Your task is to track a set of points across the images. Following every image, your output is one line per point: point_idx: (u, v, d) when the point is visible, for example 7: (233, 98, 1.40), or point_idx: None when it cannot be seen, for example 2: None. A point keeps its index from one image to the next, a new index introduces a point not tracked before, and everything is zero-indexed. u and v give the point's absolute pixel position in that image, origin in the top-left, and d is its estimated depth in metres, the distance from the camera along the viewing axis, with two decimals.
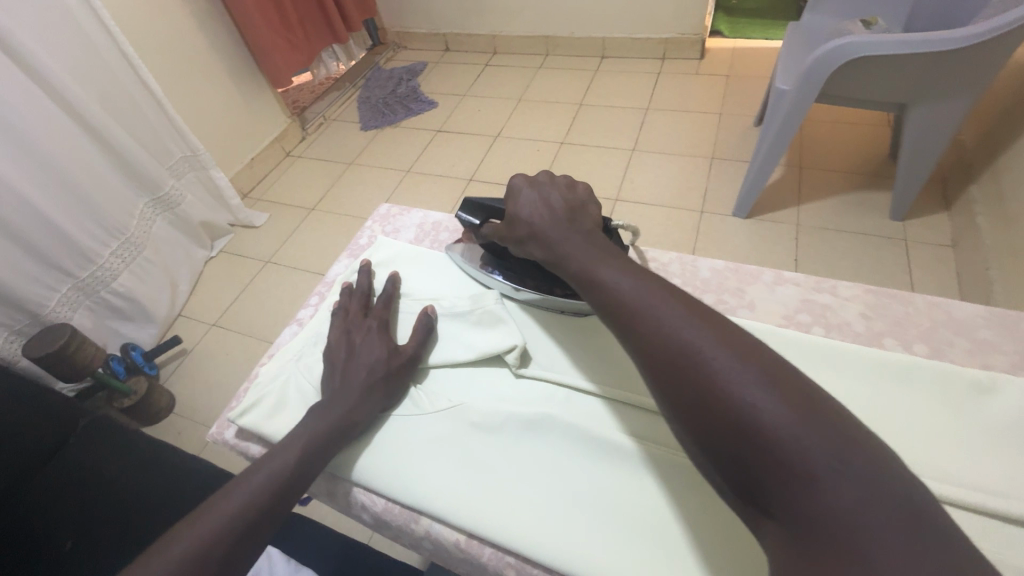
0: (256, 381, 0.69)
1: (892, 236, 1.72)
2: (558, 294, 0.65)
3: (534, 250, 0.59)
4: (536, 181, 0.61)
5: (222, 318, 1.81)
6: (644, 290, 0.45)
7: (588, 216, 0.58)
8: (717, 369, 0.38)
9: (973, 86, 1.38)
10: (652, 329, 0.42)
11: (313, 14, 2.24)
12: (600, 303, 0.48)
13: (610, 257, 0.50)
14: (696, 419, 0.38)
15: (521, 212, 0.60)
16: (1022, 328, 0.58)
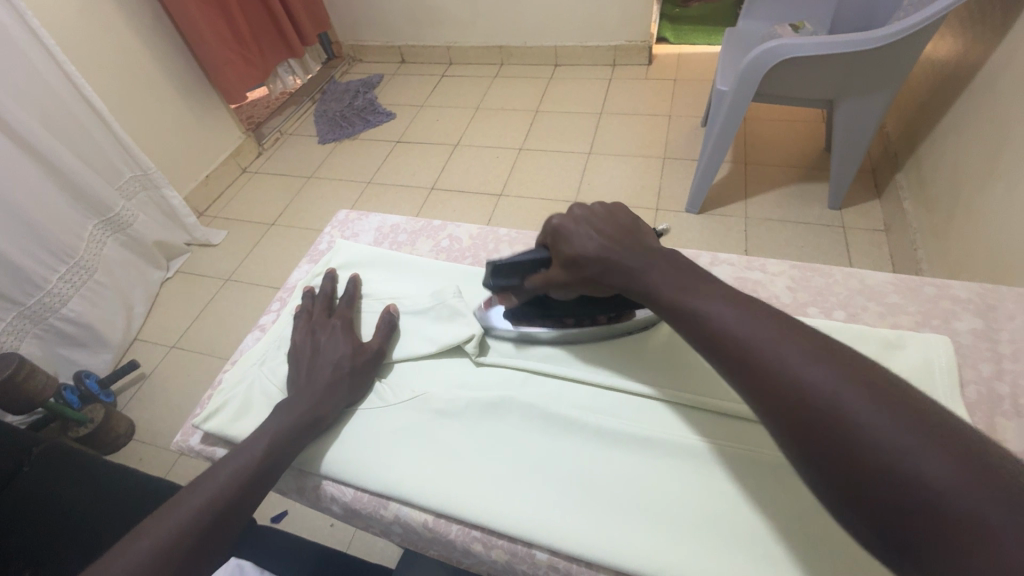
0: (220, 387, 0.70)
1: (830, 224, 1.84)
2: (603, 320, 0.65)
3: (606, 285, 0.55)
4: (587, 213, 0.57)
5: (182, 339, 1.77)
6: (752, 325, 0.44)
7: (650, 241, 0.56)
8: (849, 410, 0.37)
9: (890, 82, 1.50)
10: (767, 366, 0.42)
11: (266, 30, 2.23)
12: (702, 339, 0.47)
13: (704, 286, 0.49)
14: (828, 461, 0.38)
15: (582, 251, 0.55)
16: (925, 290, 0.66)
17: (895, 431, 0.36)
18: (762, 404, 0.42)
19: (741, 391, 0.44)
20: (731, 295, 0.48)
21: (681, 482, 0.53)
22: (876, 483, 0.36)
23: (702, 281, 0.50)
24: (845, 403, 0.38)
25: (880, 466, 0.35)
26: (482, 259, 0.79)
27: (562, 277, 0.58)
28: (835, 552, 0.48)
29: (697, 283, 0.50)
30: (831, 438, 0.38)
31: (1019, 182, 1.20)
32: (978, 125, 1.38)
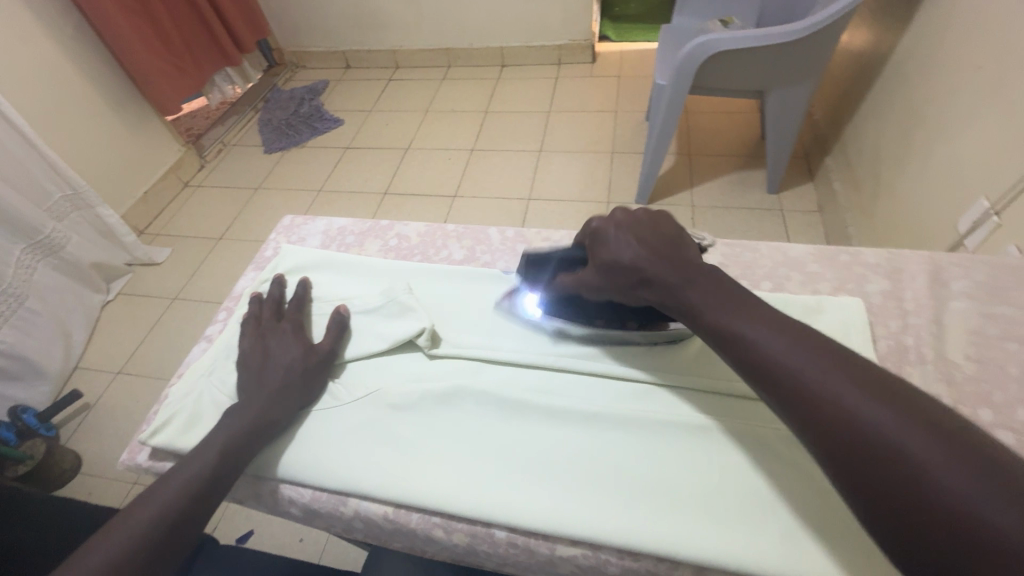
0: (166, 400, 0.68)
1: (769, 207, 1.94)
2: (632, 327, 0.64)
3: (643, 296, 0.55)
4: (626, 221, 0.57)
5: (129, 364, 1.68)
6: (803, 356, 0.44)
7: (693, 253, 0.55)
8: (907, 450, 0.37)
9: (812, 71, 1.61)
10: (818, 399, 0.42)
11: (200, 38, 2.16)
12: (748, 368, 0.46)
13: (751, 310, 0.48)
14: (882, 500, 0.38)
15: (623, 257, 0.54)
16: (840, 258, 0.71)
17: (957, 477, 0.35)
18: (812, 437, 0.42)
19: (790, 422, 0.44)
20: (782, 321, 0.47)
21: (629, 452, 0.56)
22: (932, 526, 0.35)
23: (749, 305, 0.49)
24: (903, 444, 0.37)
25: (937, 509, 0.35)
26: (431, 256, 0.80)
27: (598, 280, 0.58)
28: (768, 502, 0.51)
29: (742, 306, 0.49)
30: (887, 478, 0.37)
31: (930, 158, 1.30)
32: (893, 108, 1.49)
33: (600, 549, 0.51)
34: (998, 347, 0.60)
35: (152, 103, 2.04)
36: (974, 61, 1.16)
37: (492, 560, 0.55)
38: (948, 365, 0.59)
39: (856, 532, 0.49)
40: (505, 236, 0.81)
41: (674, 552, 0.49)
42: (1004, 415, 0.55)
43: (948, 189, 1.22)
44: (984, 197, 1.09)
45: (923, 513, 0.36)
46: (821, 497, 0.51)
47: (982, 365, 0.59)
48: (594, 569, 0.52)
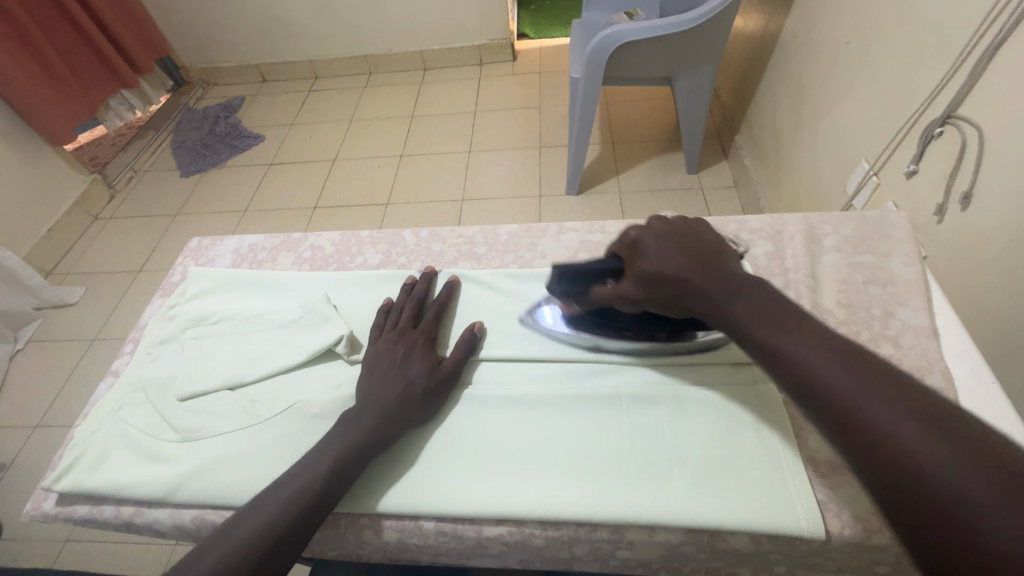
0: (72, 442, 0.65)
1: (690, 187, 2.04)
2: (661, 338, 0.62)
3: (676, 302, 0.53)
4: (666, 231, 0.56)
5: (47, 415, 1.56)
6: (853, 376, 0.41)
7: (738, 269, 0.53)
8: (966, 485, 0.34)
9: (710, 55, 1.71)
10: (866, 423, 0.39)
11: (87, 61, 2.02)
12: (793, 387, 0.44)
13: (800, 328, 0.45)
14: (930, 535, 0.35)
15: (664, 264, 0.53)
16: (730, 227, 0.77)
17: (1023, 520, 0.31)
18: (856, 460, 0.39)
19: (834, 446, 0.41)
20: (832, 342, 0.44)
21: (548, 430, 0.59)
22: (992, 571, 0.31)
23: (796, 322, 0.46)
24: (960, 477, 0.34)
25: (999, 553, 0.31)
26: (347, 263, 0.80)
27: (634, 290, 0.56)
28: (672, 456, 0.55)
29: (792, 323, 0.46)
30: (941, 514, 0.34)
31: (818, 129, 1.42)
32: (785, 86, 1.61)
33: (523, 524, 0.53)
34: (863, 292, 0.67)
35: (42, 133, 1.89)
36: (843, 37, 1.27)
37: (426, 550, 0.56)
38: (825, 312, 0.66)
39: (758, 474, 0.53)
40: (419, 237, 0.82)
41: (590, 514, 0.52)
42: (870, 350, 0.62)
43: (835, 156, 1.34)
44: (864, 159, 1.19)
45: (949, 529, 0.34)
46: (732, 450, 0.55)
47: (850, 309, 0.66)
48: (521, 543, 0.54)
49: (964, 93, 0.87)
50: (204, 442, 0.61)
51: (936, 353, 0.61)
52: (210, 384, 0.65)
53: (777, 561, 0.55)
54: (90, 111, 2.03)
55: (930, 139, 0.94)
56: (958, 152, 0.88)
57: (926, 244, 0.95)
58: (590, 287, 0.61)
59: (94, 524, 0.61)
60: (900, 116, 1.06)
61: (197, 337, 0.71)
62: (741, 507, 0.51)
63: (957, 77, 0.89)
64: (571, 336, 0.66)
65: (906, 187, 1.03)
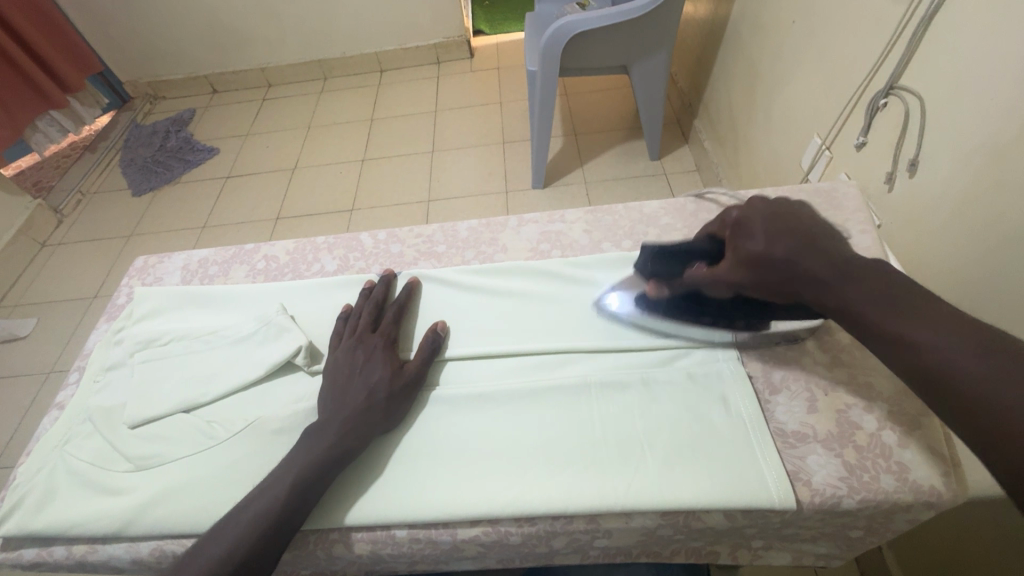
0: (15, 482, 0.61)
1: (655, 173, 2.05)
2: (739, 326, 0.60)
3: (788, 291, 0.50)
4: (769, 212, 0.52)
5: (3, 457, 1.47)
6: (993, 363, 0.37)
7: (847, 249, 0.49)
8: None
9: (663, 41, 1.72)
10: (1007, 413, 0.35)
11: (10, 83, 1.92)
12: (918, 376, 0.41)
13: (924, 311, 0.42)
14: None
15: (773, 248, 0.49)
16: (689, 208, 0.77)
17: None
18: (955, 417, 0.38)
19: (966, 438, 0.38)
20: (969, 326, 0.40)
21: (519, 425, 0.58)
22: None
23: (922, 305, 0.42)
24: None
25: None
26: (303, 271, 0.78)
27: (735, 274, 0.53)
28: (643, 441, 0.55)
29: (915, 307, 0.42)
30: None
31: (772, 108, 1.44)
32: (737, 67, 1.64)
33: (499, 523, 0.52)
34: None
35: None
36: (788, 16, 1.29)
37: (401, 559, 0.54)
38: None
39: (731, 452, 0.53)
40: (377, 239, 0.80)
41: (565, 506, 0.51)
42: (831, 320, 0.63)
43: (789, 134, 1.36)
44: (817, 134, 1.21)
45: None
46: (702, 428, 0.55)
47: None
48: (497, 542, 0.53)
49: (905, 63, 0.89)
50: (158, 470, 0.58)
51: None
52: (162, 408, 0.62)
53: (753, 534, 0.55)
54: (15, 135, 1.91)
55: (875, 110, 0.96)
56: (903, 121, 0.91)
57: (879, 213, 0.97)
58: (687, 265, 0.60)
59: (44, 568, 0.57)
60: (847, 90, 1.08)
61: (145, 360, 0.67)
62: (714, 484, 0.51)
63: (897, 48, 0.91)
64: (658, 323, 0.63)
65: (857, 159, 1.05)
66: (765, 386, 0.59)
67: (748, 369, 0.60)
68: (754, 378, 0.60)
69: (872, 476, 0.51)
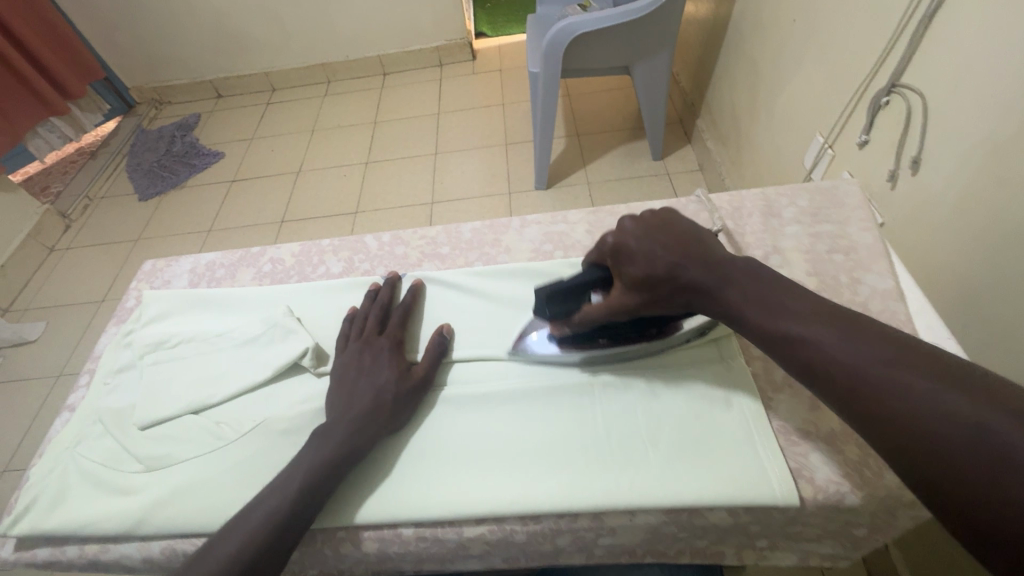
0: (27, 483, 0.62)
1: (657, 172, 2.05)
2: (653, 333, 0.61)
3: (683, 304, 0.52)
4: (642, 229, 0.54)
5: (16, 458, 1.49)
6: (857, 345, 0.40)
7: (722, 253, 0.52)
8: (937, 409, 0.35)
9: (664, 41, 1.73)
10: (881, 393, 0.38)
11: (11, 90, 1.93)
12: (804, 369, 0.43)
13: (798, 307, 0.45)
14: (963, 495, 0.33)
15: (653, 267, 0.51)
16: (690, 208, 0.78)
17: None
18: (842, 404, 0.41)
19: (854, 421, 0.40)
20: (838, 314, 0.43)
21: (522, 425, 0.58)
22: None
23: (795, 301, 0.46)
24: (926, 398, 0.36)
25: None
26: (309, 274, 0.78)
27: (629, 299, 0.54)
28: (646, 439, 0.55)
29: (791, 305, 0.46)
30: (917, 438, 0.35)
31: (774, 107, 1.44)
32: (738, 67, 1.64)
33: (504, 521, 0.53)
34: (828, 261, 0.69)
35: None
36: (789, 15, 1.29)
37: (407, 556, 0.55)
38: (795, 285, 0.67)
39: (732, 451, 0.53)
40: (382, 241, 0.81)
41: (569, 503, 0.51)
42: None
43: (791, 132, 1.36)
44: (819, 133, 1.21)
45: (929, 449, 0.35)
46: (702, 426, 0.56)
47: (819, 277, 0.67)
48: (502, 540, 0.53)
49: (906, 61, 0.89)
50: (169, 470, 0.59)
51: (903, 315, 0.62)
52: (171, 409, 0.63)
53: (757, 532, 0.56)
54: (14, 142, 1.92)
55: (878, 107, 0.96)
56: (905, 119, 0.91)
57: (882, 211, 0.98)
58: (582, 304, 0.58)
59: (58, 566, 0.58)
60: (849, 89, 1.08)
61: (154, 362, 0.68)
62: (715, 482, 0.51)
63: (898, 46, 0.91)
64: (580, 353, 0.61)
65: (860, 157, 1.05)
66: (767, 384, 0.60)
67: (751, 368, 0.61)
68: (756, 376, 0.60)
69: (874, 472, 0.51)
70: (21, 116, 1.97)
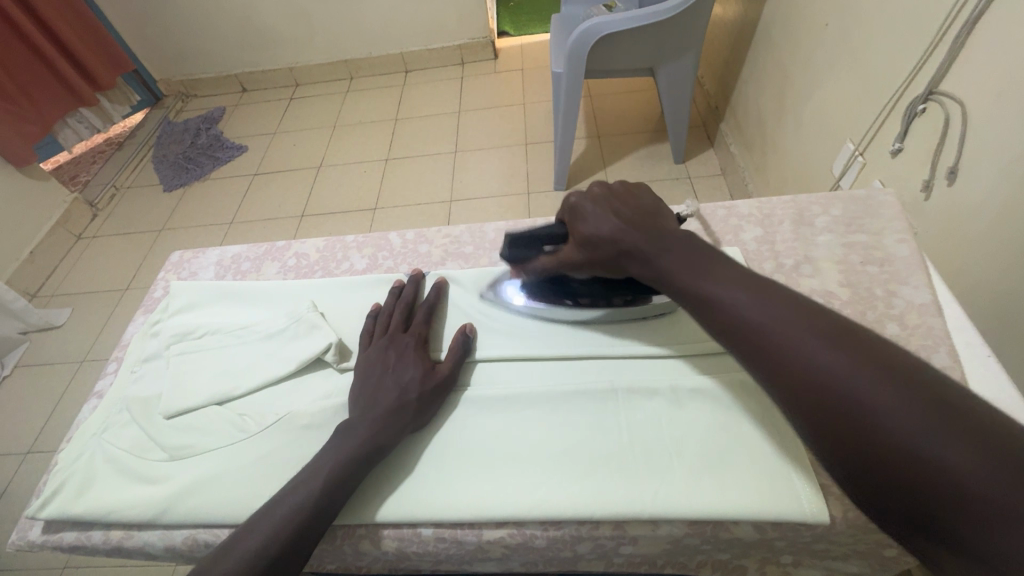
0: (55, 467, 0.63)
1: (678, 176, 2.02)
2: (618, 304, 0.65)
3: (623, 267, 0.54)
4: (602, 193, 0.57)
5: (39, 441, 1.52)
6: (768, 309, 0.42)
7: (667, 223, 0.53)
8: (837, 374, 0.37)
9: (691, 44, 1.70)
10: (786, 354, 0.40)
11: (42, 80, 1.97)
12: (721, 332, 0.44)
13: (720, 269, 0.47)
14: (842, 446, 0.37)
15: (600, 228, 0.55)
16: (718, 213, 0.77)
17: (922, 425, 0.33)
18: (753, 364, 0.42)
19: (756, 376, 0.43)
20: (753, 279, 0.45)
21: (544, 429, 0.58)
22: (915, 481, 0.33)
23: (718, 266, 0.47)
24: (832, 365, 0.38)
25: (904, 456, 0.34)
26: (333, 269, 0.79)
27: (574, 255, 0.58)
28: (671, 449, 0.54)
29: (712, 270, 0.47)
30: (825, 400, 0.37)
31: (802, 112, 1.41)
32: (766, 72, 1.61)
33: (524, 526, 0.52)
34: (862, 272, 0.67)
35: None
36: (821, 19, 1.27)
37: (425, 557, 0.55)
38: (827, 295, 0.65)
39: (761, 464, 0.52)
40: (405, 239, 0.81)
41: (592, 511, 0.51)
42: (875, 330, 0.61)
43: (819, 140, 1.33)
44: (849, 140, 1.18)
45: (834, 413, 0.37)
46: (731, 437, 0.54)
47: (852, 289, 0.66)
48: (522, 544, 0.53)
49: (945, 68, 0.87)
50: (192, 461, 0.60)
51: (940, 330, 0.60)
52: (195, 400, 0.63)
53: (782, 548, 0.54)
54: (43, 132, 1.96)
55: (913, 115, 0.94)
56: (942, 128, 0.88)
57: (915, 222, 0.95)
58: (540, 252, 0.63)
59: (82, 551, 0.59)
60: (882, 95, 1.05)
61: (179, 352, 0.69)
62: (742, 496, 0.50)
63: (937, 53, 0.89)
64: (543, 307, 0.67)
65: (892, 165, 1.03)
66: None
67: None
68: None
69: None
70: (49, 106, 2.01)
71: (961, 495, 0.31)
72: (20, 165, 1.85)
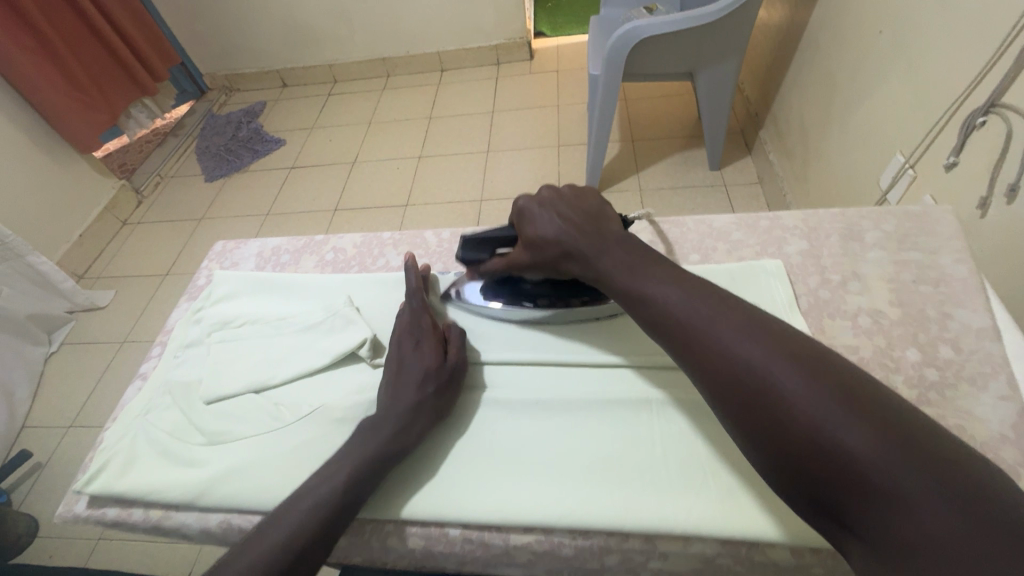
0: (101, 445, 0.66)
1: (714, 183, 1.98)
2: (575, 304, 0.66)
3: (569, 269, 0.55)
4: (549, 197, 0.58)
5: (79, 417, 1.58)
6: (700, 307, 0.44)
7: (614, 227, 0.55)
8: (759, 370, 0.39)
9: (733, 49, 1.66)
10: (714, 351, 0.42)
11: (109, 70, 2.06)
12: (658, 329, 0.46)
13: (659, 270, 0.49)
14: (767, 440, 0.39)
15: (546, 231, 0.55)
16: (762, 224, 0.75)
17: (836, 418, 0.36)
18: (686, 360, 0.44)
19: (685, 369, 0.45)
20: (687, 279, 0.47)
21: (575, 437, 0.57)
22: (832, 474, 0.35)
23: (657, 267, 0.49)
24: (754, 362, 0.40)
25: (821, 450, 0.36)
26: (368, 265, 0.80)
27: (522, 255, 0.59)
28: (705, 467, 0.53)
29: (653, 270, 0.49)
30: (751, 395, 0.39)
31: (849, 121, 1.36)
32: (811, 79, 1.56)
33: (552, 533, 0.52)
34: (915, 292, 0.64)
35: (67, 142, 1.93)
36: (874, 25, 1.22)
37: (450, 558, 0.55)
38: (874, 314, 0.63)
39: None
40: (441, 238, 0.81)
41: (622, 525, 0.50)
42: (928, 353, 0.59)
43: (866, 151, 1.28)
44: (899, 153, 1.14)
45: (759, 408, 0.39)
46: None
47: (903, 309, 0.63)
48: (549, 552, 0.53)
49: (1010, 80, 0.82)
50: (228, 447, 0.61)
51: (999, 357, 0.57)
52: (234, 387, 0.65)
53: None
54: (112, 120, 2.06)
55: (971, 128, 0.89)
56: (1003, 142, 0.83)
57: (970, 240, 0.90)
58: (493, 254, 0.64)
59: (123, 527, 0.62)
60: (937, 107, 1.01)
61: (219, 340, 0.71)
62: (777, 519, 0.49)
63: (1001, 64, 0.84)
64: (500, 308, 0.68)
65: (945, 180, 0.98)
66: None
67: None
68: None
69: None
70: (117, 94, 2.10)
71: (859, 479, 0.34)
72: (85, 150, 1.96)
